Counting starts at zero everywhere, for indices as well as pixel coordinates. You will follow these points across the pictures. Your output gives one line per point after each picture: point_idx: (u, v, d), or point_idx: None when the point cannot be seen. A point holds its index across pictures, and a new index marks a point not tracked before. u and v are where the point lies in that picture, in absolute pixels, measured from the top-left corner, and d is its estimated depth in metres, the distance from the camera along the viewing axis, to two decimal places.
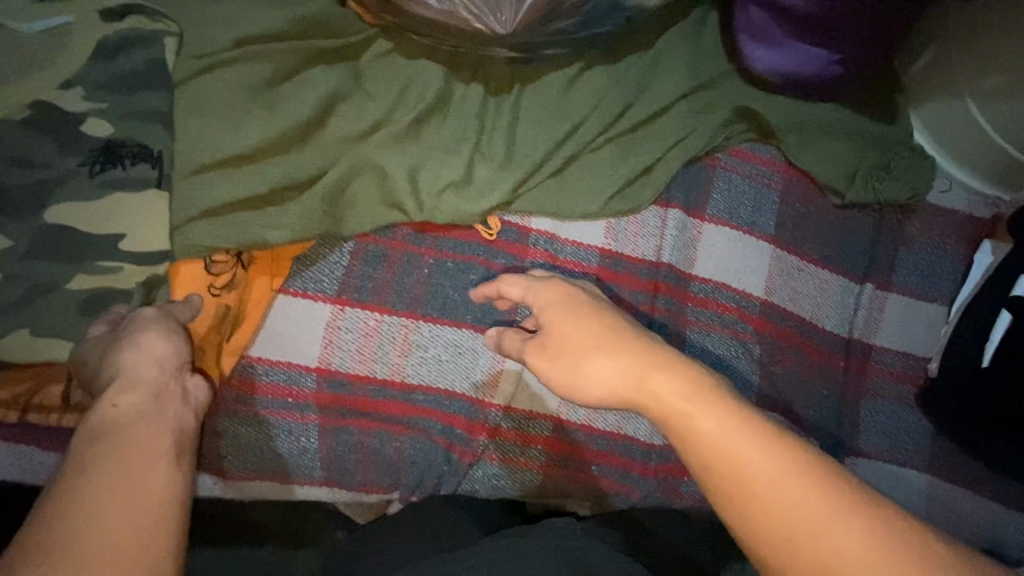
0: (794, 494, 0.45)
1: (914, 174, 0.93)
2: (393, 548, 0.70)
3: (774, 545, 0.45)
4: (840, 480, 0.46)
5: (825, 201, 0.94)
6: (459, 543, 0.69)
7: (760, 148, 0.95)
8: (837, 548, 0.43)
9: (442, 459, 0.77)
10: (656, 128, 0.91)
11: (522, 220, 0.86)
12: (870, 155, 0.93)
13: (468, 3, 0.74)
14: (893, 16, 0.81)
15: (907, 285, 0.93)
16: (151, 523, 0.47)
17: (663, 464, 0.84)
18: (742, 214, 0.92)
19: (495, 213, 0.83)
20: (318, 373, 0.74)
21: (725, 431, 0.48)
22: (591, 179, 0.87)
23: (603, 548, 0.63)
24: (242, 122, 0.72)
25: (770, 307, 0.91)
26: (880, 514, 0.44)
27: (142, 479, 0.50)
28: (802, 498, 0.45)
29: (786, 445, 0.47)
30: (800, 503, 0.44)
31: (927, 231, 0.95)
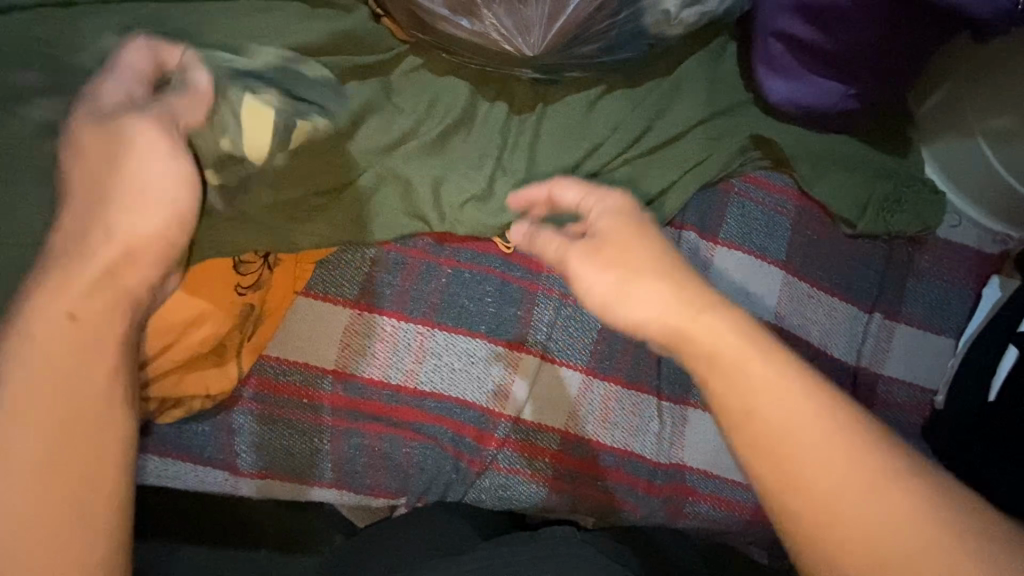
0: (846, 476, 0.41)
1: (925, 207, 0.95)
2: (393, 548, 0.70)
3: (814, 525, 0.42)
4: (905, 466, 0.42)
5: (836, 230, 0.96)
6: (457, 547, 0.68)
7: (774, 176, 0.97)
8: (887, 538, 0.40)
9: (450, 467, 0.78)
10: (673, 152, 0.94)
11: None
12: (882, 187, 0.95)
13: (499, 25, 0.77)
14: (908, 55, 0.84)
15: (916, 317, 0.94)
16: (70, 512, 0.46)
17: (668, 483, 0.85)
18: (754, 239, 0.94)
19: None
20: (334, 375, 0.76)
21: (783, 396, 0.43)
22: None
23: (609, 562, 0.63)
24: None
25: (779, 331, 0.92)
26: (944, 506, 0.40)
27: (57, 447, 0.47)
28: (856, 480, 0.41)
29: (850, 423, 0.43)
30: (851, 484, 0.41)
31: (936, 265, 0.96)
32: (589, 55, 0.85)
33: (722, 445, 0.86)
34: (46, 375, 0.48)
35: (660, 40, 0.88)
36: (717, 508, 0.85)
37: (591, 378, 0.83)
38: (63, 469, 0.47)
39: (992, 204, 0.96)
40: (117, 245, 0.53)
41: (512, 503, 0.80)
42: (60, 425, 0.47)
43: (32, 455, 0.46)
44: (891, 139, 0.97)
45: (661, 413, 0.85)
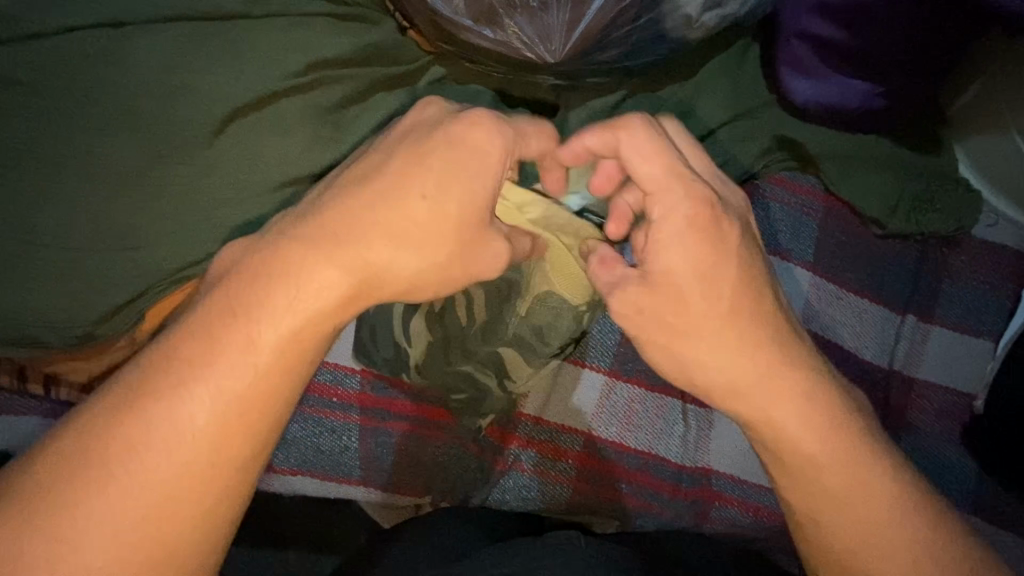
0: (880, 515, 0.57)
1: (959, 207, 0.93)
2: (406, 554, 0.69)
3: (849, 553, 0.57)
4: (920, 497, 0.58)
5: (864, 230, 0.94)
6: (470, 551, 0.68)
7: (800, 177, 0.97)
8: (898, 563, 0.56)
9: (474, 466, 0.79)
10: None
11: None
12: (915, 186, 0.93)
13: (520, 34, 0.79)
14: (938, 52, 0.82)
15: (951, 319, 0.92)
16: (185, 502, 0.48)
17: (694, 487, 0.84)
18: (780, 239, 0.93)
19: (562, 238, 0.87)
20: (363, 375, 0.78)
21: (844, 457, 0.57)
22: None
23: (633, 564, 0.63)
24: None
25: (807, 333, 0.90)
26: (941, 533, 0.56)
27: (225, 432, 0.49)
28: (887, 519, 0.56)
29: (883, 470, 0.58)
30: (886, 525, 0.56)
31: (973, 266, 0.93)
32: (609, 60, 0.86)
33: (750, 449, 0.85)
34: (203, 395, 0.49)
35: (680, 44, 0.89)
36: (744, 512, 0.84)
37: (613, 380, 0.84)
38: (202, 449, 0.49)
39: None
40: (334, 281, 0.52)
41: (537, 504, 0.81)
42: (237, 411, 0.49)
43: (187, 426, 0.48)
44: (923, 138, 0.95)
45: (687, 416, 0.85)
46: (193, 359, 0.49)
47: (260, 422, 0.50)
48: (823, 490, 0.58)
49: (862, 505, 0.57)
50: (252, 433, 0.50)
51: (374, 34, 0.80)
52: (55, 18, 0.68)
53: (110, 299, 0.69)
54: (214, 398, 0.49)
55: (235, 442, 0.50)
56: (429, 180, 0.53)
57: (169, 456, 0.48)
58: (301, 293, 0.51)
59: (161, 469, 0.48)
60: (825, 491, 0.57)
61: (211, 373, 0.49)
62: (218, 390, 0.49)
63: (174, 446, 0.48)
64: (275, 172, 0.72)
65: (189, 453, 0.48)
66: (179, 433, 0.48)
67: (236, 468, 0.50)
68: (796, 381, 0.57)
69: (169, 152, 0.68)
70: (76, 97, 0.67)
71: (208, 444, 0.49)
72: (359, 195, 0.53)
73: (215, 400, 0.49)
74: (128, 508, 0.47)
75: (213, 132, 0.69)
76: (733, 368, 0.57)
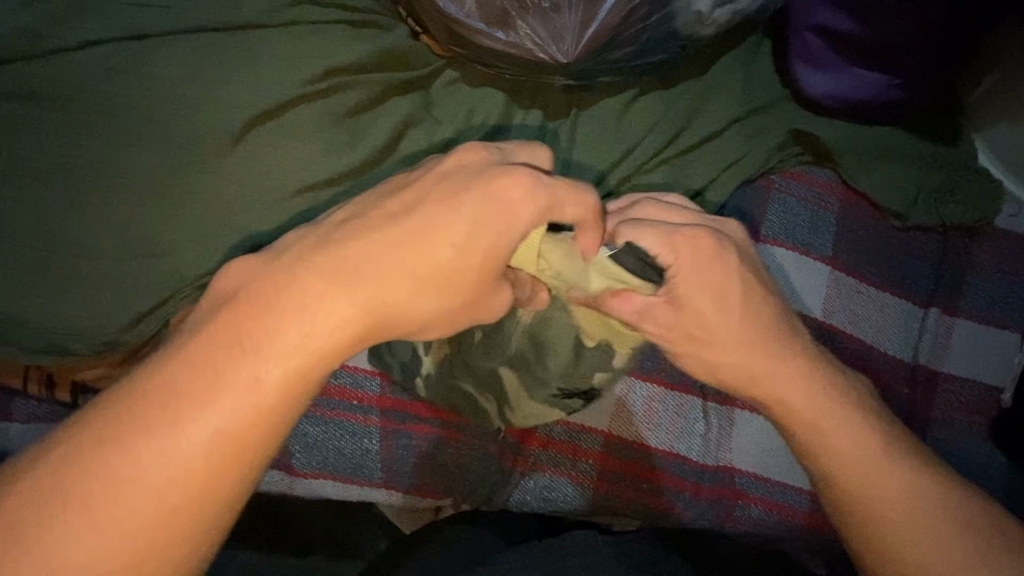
0: (907, 509, 0.59)
1: (981, 197, 0.91)
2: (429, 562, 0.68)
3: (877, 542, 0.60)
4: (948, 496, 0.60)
5: (884, 223, 0.93)
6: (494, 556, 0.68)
7: (816, 171, 0.96)
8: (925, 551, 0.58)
9: (494, 468, 0.79)
10: (709, 150, 0.94)
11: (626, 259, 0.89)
12: (935, 177, 0.91)
13: (532, 35, 0.79)
14: (947, 42, 0.83)
15: (976, 312, 0.90)
16: (169, 537, 0.48)
17: (715, 486, 0.83)
18: (799, 235, 0.92)
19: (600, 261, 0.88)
20: (382, 378, 0.78)
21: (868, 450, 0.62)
22: None
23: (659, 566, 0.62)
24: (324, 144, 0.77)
25: (828, 328, 0.89)
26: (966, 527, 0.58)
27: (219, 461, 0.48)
28: (911, 511, 0.59)
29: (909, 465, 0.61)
30: (917, 517, 0.59)
31: (998, 258, 0.91)
32: (621, 59, 0.86)
33: (773, 447, 0.84)
34: (196, 434, 0.48)
35: (692, 41, 0.89)
36: (766, 509, 0.84)
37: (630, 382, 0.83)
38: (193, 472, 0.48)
39: None
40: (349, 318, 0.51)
41: (559, 503, 0.81)
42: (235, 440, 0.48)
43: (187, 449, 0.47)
44: (941, 129, 0.94)
45: (708, 414, 0.84)
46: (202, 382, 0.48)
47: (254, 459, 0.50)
48: (852, 482, 0.61)
49: (893, 500, 0.60)
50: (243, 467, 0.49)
51: (388, 40, 0.81)
52: (78, 33, 0.70)
53: (133, 305, 0.70)
54: (208, 435, 0.48)
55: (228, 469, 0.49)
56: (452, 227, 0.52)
57: (159, 488, 0.47)
58: (313, 330, 0.51)
59: (146, 504, 0.47)
60: (856, 481, 0.61)
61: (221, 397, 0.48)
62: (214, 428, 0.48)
63: (176, 466, 0.47)
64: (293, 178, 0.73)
65: (183, 478, 0.47)
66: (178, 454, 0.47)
67: (227, 499, 0.49)
68: (813, 388, 0.64)
69: (189, 160, 0.69)
70: (99, 108, 0.68)
71: (196, 480, 0.48)
72: (384, 232, 0.53)
73: (218, 427, 0.48)
74: (116, 522, 0.46)
75: (233, 140, 0.70)
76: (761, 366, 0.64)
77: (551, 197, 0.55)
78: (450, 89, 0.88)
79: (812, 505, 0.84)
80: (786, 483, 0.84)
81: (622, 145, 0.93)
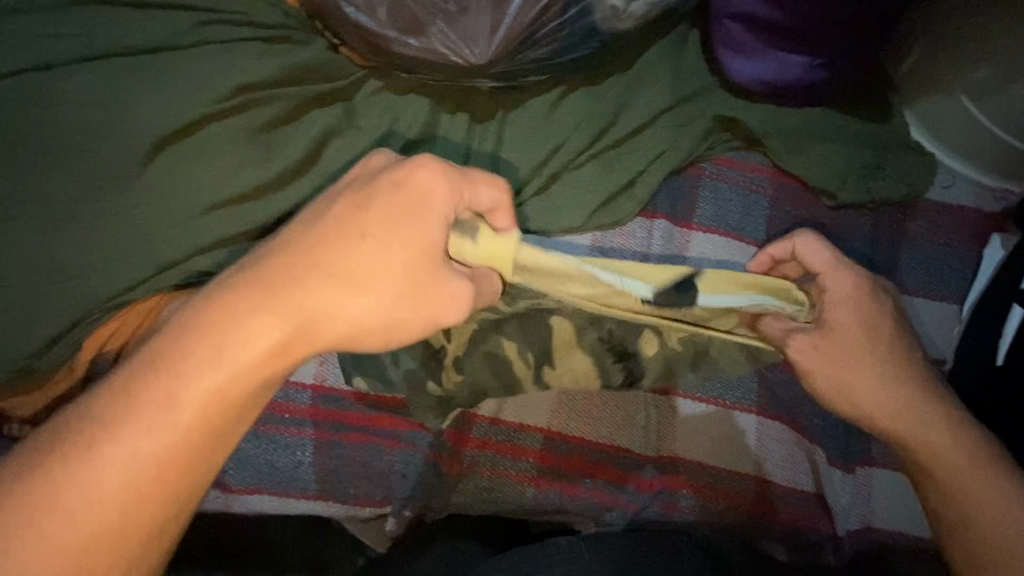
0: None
1: (911, 171, 0.92)
2: None
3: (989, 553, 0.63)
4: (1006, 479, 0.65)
5: (818, 203, 0.93)
6: None
7: (748, 156, 0.96)
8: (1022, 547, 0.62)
9: (430, 472, 0.79)
10: (638, 143, 0.94)
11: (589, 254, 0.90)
12: (863, 154, 0.92)
13: (442, 38, 0.80)
14: (870, 24, 0.83)
15: (914, 286, 0.90)
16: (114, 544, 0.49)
17: (658, 477, 0.83)
18: (730, 221, 0.93)
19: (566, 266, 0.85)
20: (313, 390, 0.78)
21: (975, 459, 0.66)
22: (575, 195, 0.92)
23: None
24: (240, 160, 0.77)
25: None
26: None
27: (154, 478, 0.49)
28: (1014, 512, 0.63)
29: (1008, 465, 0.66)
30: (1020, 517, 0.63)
31: (932, 231, 0.91)
32: (541, 58, 0.87)
33: (715, 434, 0.84)
34: (136, 444, 0.49)
35: (613, 35, 0.89)
36: (710, 496, 0.83)
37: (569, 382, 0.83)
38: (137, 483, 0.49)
39: (989, 160, 0.92)
40: (276, 326, 0.52)
41: (500, 503, 0.80)
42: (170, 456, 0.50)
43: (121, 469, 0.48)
44: (869, 107, 0.94)
45: (648, 405, 0.84)
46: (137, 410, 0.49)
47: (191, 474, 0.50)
48: (968, 499, 0.65)
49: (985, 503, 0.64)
50: (183, 479, 0.51)
51: (302, 53, 0.81)
52: None
53: (50, 330, 0.70)
54: (143, 441, 0.49)
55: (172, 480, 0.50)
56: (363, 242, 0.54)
57: (95, 499, 0.48)
58: (235, 346, 0.51)
59: (85, 515, 0.48)
60: (983, 494, 0.65)
61: (142, 423, 0.49)
62: (146, 433, 0.49)
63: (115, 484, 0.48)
64: (210, 196, 0.74)
65: (126, 488, 0.49)
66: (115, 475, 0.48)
67: (168, 514, 0.51)
68: (936, 408, 0.69)
69: (100, 184, 0.70)
70: (7, 138, 0.69)
71: (135, 491, 0.48)
72: (305, 246, 0.54)
73: (147, 449, 0.49)
74: (58, 537, 0.47)
75: (142, 161, 0.71)
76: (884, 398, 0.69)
77: (461, 189, 0.58)
78: (374, 98, 0.88)
79: (758, 488, 0.84)
80: (731, 469, 0.84)
81: (551, 142, 0.93)
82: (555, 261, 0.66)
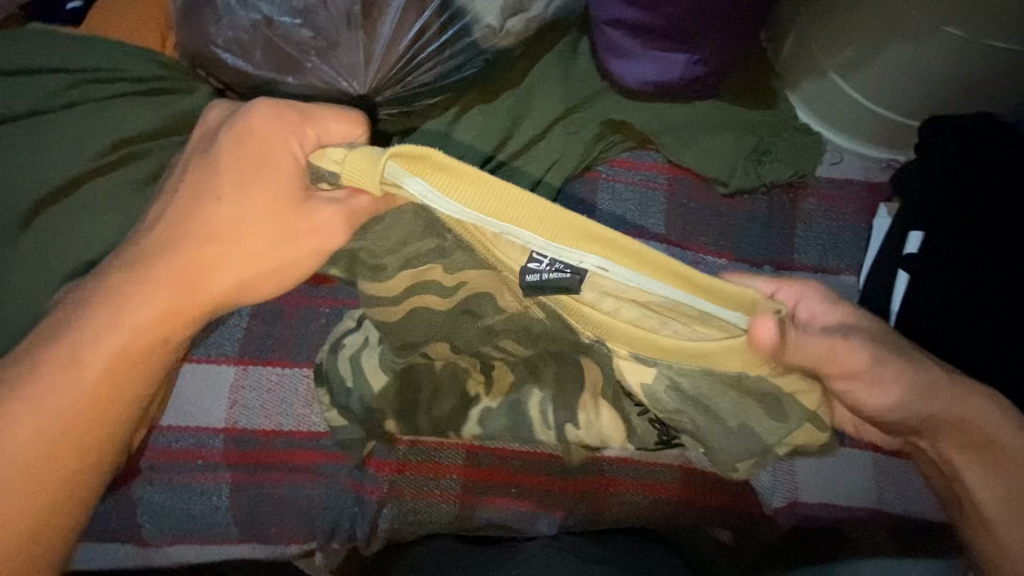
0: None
1: (798, 152, 0.95)
2: None
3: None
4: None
5: (713, 192, 0.96)
6: None
7: (643, 155, 0.99)
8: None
9: (352, 502, 0.79)
10: (536, 153, 0.96)
11: None
12: (752, 141, 0.95)
13: (321, 74, 0.82)
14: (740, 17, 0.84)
15: (812, 262, 0.93)
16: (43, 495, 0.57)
17: (583, 478, 0.84)
18: (630, 219, 0.96)
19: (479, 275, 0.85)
20: (225, 433, 0.78)
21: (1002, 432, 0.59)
22: None
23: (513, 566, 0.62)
24: (124, 214, 0.76)
25: None
26: None
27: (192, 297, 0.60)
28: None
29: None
30: None
31: (824, 207, 0.95)
32: (427, 82, 0.88)
33: None
34: (55, 398, 0.57)
35: (498, 53, 0.90)
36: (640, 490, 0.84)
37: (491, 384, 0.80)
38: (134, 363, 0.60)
39: (873, 134, 0.96)
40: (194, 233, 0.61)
41: (431, 525, 0.80)
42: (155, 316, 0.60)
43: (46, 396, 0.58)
44: (754, 95, 0.98)
45: None
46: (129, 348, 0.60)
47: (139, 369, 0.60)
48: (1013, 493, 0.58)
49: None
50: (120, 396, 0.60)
51: (185, 102, 0.82)
52: None
53: None
54: (55, 398, 0.57)
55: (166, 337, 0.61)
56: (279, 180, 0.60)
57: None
58: (118, 323, 0.59)
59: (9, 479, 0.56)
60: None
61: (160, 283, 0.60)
62: (64, 392, 0.58)
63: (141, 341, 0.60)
64: (96, 253, 0.74)
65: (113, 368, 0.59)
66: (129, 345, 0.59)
67: (73, 473, 0.58)
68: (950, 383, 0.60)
69: None
70: None
71: (50, 443, 0.57)
72: (234, 197, 0.61)
73: (113, 349, 0.58)
74: None
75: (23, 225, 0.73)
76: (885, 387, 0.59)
77: (304, 125, 0.62)
78: None
79: (686, 477, 0.85)
80: (657, 461, 0.84)
81: (450, 161, 0.94)
82: (441, 179, 0.52)
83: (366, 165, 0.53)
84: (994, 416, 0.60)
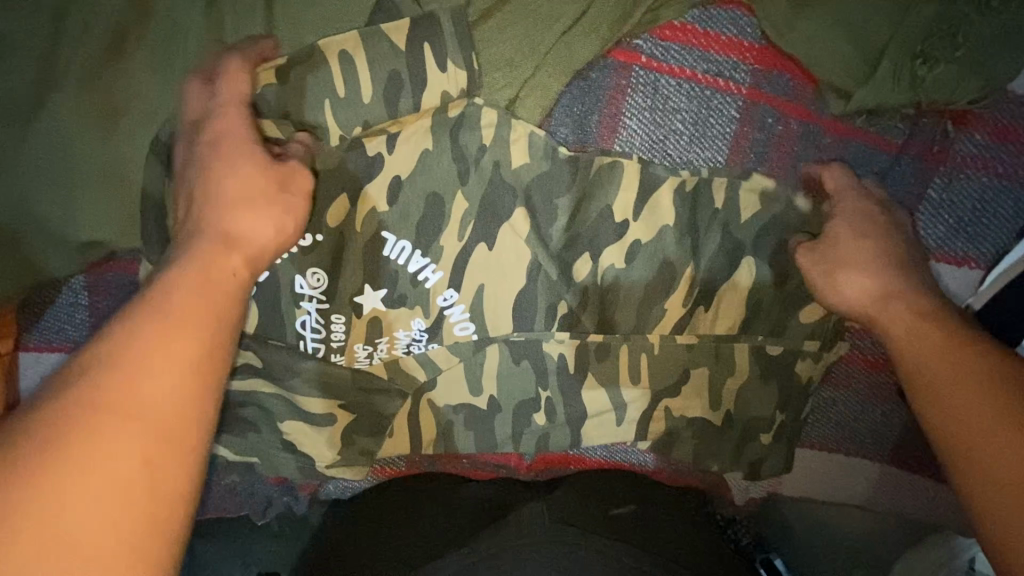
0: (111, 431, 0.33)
1: (988, 46, 0.53)
2: (445, 511, 0.66)
3: (65, 476, 0.31)
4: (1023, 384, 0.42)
5: (817, 111, 0.57)
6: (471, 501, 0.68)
7: (719, 22, 0.57)
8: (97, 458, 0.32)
9: (280, 489, 0.72)
10: (519, 41, 0.56)
11: (489, 263, 0.61)
12: (899, 28, 0.53)
13: None
14: None
15: (930, 242, 0.60)
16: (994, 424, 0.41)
17: (540, 457, 0.77)
18: (671, 148, 0.59)
19: (410, 207, 0.58)
20: None
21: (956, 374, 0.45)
22: (460, 268, 0.61)
23: (580, 498, 0.67)
24: None
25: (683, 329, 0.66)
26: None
27: (972, 404, 0.42)
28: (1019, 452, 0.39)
29: (986, 361, 0.45)
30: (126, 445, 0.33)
31: (979, 159, 0.58)
32: None
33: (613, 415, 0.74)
34: (965, 385, 0.44)
35: None
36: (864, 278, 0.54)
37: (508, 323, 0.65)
38: (141, 482, 0.33)
39: None
40: (875, 301, 0.53)
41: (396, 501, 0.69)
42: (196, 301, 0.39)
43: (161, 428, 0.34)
44: None
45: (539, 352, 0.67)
46: (178, 333, 0.37)
47: (926, 316, 0.50)
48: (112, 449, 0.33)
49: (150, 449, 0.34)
50: (180, 499, 0.34)
51: None
52: None
53: None
54: (866, 263, 0.54)
55: (202, 350, 0.38)
56: (873, 260, 0.54)
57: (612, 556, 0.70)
58: (915, 345, 0.49)
59: (967, 402, 0.43)
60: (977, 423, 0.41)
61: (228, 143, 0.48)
62: (564, 500, 0.67)
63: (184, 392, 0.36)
64: None
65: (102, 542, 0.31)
66: (157, 357, 0.36)
67: (448, 520, 0.65)
68: (919, 309, 0.51)
69: None
70: None
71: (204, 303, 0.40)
72: (851, 244, 0.55)
73: (849, 300, 0.54)
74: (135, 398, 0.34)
75: None
76: (888, 314, 0.52)
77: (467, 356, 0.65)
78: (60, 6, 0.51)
79: (844, 290, 0.54)
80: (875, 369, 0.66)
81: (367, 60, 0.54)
82: (1010, 132, 0.57)
83: (392, 186, 0.57)
84: (946, 351, 0.47)
